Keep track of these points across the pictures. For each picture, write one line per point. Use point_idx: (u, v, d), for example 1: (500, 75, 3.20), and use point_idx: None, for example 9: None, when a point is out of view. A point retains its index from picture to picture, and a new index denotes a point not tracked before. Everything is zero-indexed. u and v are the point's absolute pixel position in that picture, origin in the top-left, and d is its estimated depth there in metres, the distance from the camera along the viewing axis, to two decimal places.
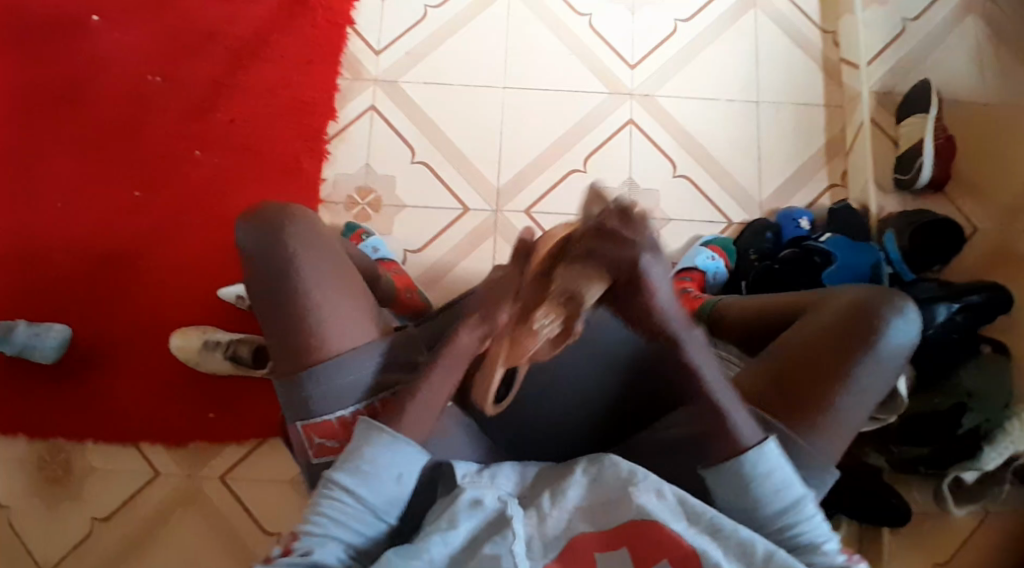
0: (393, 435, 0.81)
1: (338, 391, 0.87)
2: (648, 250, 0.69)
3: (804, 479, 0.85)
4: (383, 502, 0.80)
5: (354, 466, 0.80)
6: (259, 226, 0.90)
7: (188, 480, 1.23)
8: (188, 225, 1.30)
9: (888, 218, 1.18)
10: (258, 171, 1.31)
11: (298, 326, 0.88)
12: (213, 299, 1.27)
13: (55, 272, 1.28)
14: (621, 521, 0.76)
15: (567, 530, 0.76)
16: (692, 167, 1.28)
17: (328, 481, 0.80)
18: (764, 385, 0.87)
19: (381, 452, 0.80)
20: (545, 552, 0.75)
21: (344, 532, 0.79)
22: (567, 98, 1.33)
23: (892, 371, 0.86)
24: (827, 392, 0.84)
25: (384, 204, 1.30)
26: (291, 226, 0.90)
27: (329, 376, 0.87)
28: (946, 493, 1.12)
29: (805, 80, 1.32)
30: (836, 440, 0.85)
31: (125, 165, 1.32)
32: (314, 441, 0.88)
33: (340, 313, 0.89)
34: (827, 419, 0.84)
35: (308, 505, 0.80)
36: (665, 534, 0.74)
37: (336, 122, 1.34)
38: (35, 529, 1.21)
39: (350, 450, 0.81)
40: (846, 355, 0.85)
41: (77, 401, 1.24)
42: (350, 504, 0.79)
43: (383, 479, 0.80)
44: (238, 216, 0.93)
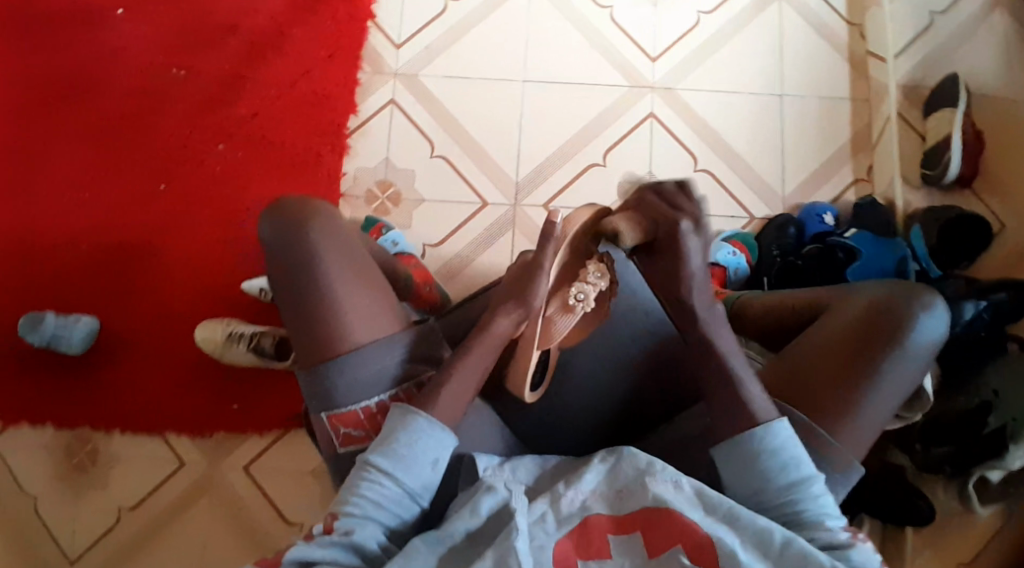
0: (427, 418, 0.82)
1: (364, 382, 0.88)
2: (691, 222, 0.81)
3: (827, 473, 0.84)
4: (419, 485, 0.81)
5: (391, 449, 0.81)
6: (282, 221, 0.91)
7: (212, 469, 1.24)
8: (211, 218, 1.31)
9: (915, 214, 1.17)
10: (280, 164, 1.32)
11: (318, 320, 0.89)
12: (236, 292, 1.28)
13: (81, 264, 1.29)
14: (639, 506, 0.76)
15: (582, 512, 0.76)
16: (714, 162, 1.27)
17: (365, 465, 0.81)
18: (786, 380, 0.87)
19: (419, 436, 0.81)
20: (560, 529, 0.75)
21: (382, 514, 0.79)
22: (588, 92, 1.32)
23: (917, 368, 0.85)
24: (850, 389, 0.84)
25: (404, 198, 1.30)
26: (312, 223, 0.91)
27: (353, 367, 0.87)
28: (970, 492, 1.07)
29: (830, 73, 1.30)
30: (858, 436, 0.85)
31: (150, 158, 1.33)
32: (339, 431, 0.89)
33: (361, 307, 0.89)
34: (848, 415, 0.84)
35: (346, 487, 0.80)
36: (680, 521, 0.74)
37: (357, 115, 1.35)
38: (61, 516, 1.23)
39: (387, 434, 0.82)
40: (870, 352, 0.84)
41: (103, 390, 1.26)
42: (388, 486, 0.80)
43: (420, 463, 0.81)
44: (262, 213, 0.95)
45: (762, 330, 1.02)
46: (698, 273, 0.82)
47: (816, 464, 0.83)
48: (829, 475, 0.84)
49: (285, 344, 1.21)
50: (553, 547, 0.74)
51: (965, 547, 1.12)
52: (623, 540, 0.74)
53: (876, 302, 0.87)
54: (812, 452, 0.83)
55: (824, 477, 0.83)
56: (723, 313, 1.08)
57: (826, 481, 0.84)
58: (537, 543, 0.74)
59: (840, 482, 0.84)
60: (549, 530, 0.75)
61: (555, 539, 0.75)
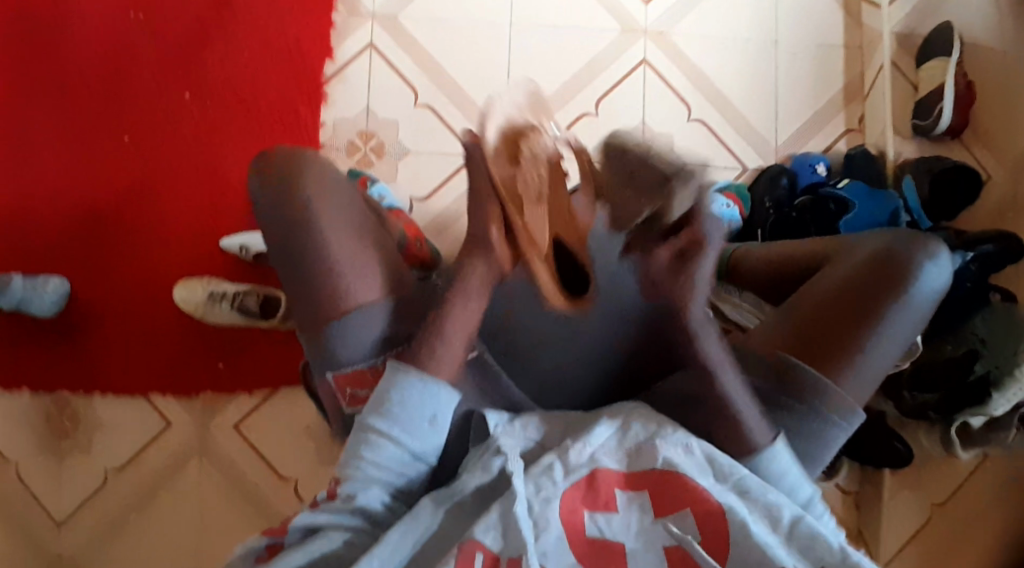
0: (421, 374, 0.81)
1: (357, 341, 0.86)
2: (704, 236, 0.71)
3: (833, 421, 0.85)
4: (420, 443, 0.81)
5: (386, 410, 0.80)
6: (274, 180, 0.90)
7: (201, 430, 1.22)
8: (183, 172, 1.24)
9: (905, 164, 1.17)
10: (254, 114, 1.26)
11: (311, 278, 0.87)
12: (214, 250, 1.23)
13: (46, 222, 1.23)
14: (649, 468, 0.77)
15: (591, 463, 0.77)
16: (707, 111, 1.26)
17: (362, 427, 0.81)
18: (795, 331, 0.87)
19: (410, 392, 0.80)
20: (568, 477, 0.76)
21: (384, 475, 0.80)
22: (578, 36, 1.27)
23: (922, 315, 0.87)
24: (857, 332, 0.85)
25: (387, 149, 1.26)
26: (307, 183, 0.88)
27: (343, 325, 0.85)
28: (952, 437, 1.11)
29: (824, 19, 1.28)
30: (864, 383, 0.86)
31: (112, 108, 1.25)
32: (346, 392, 0.88)
33: (356, 261, 0.87)
34: (858, 363, 0.85)
35: (345, 449, 0.81)
36: (690, 487, 0.76)
37: (333, 61, 1.28)
38: (47, 482, 1.20)
39: (379, 394, 0.81)
40: (877, 298, 0.85)
41: (79, 354, 1.22)
42: (387, 447, 0.80)
43: (416, 420, 0.81)
44: (250, 162, 0.93)
45: (759, 283, 1.02)
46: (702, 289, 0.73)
47: (823, 408, 0.84)
48: (835, 422, 0.85)
49: (270, 302, 1.19)
50: (560, 498, 0.75)
51: (946, 481, 1.18)
52: (630, 497, 0.76)
53: (880, 253, 0.88)
54: (819, 394, 0.84)
55: (829, 418, 0.85)
56: (721, 268, 1.07)
57: (829, 422, 0.85)
58: (544, 495, 0.75)
59: (842, 429, 0.86)
60: (556, 480, 0.76)
61: (561, 489, 0.76)
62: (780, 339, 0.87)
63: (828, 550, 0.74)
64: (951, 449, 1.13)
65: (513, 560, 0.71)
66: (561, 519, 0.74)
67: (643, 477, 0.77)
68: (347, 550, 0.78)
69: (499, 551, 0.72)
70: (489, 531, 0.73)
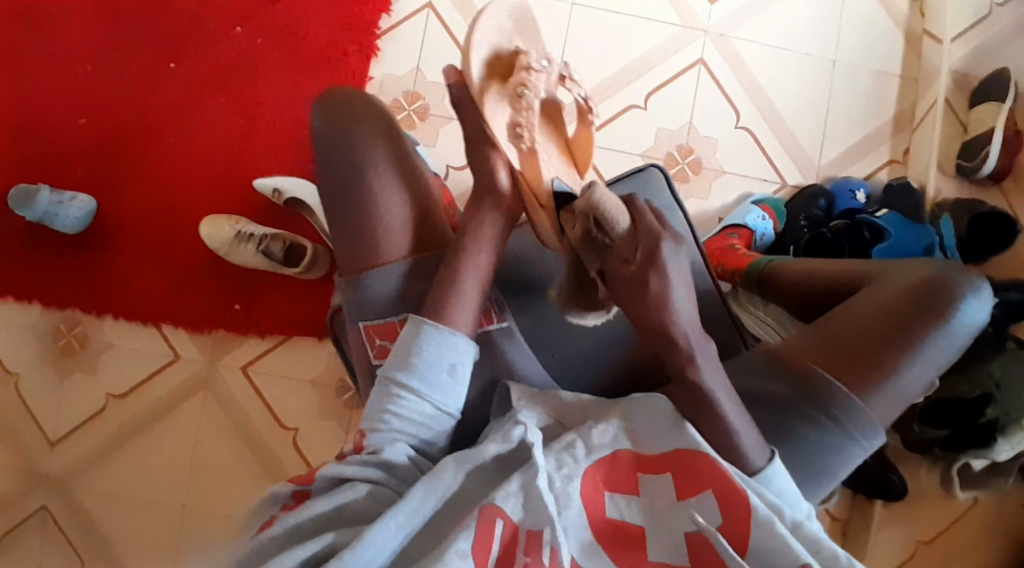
0: (436, 326, 0.82)
1: (387, 296, 0.89)
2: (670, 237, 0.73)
3: (856, 439, 0.87)
4: (441, 395, 0.81)
5: (407, 363, 0.81)
6: (332, 123, 0.91)
7: (209, 367, 1.21)
8: (225, 104, 1.23)
9: (945, 204, 1.17)
10: (302, 57, 1.24)
11: (359, 227, 0.89)
12: (246, 189, 1.22)
13: (81, 137, 1.22)
14: (665, 449, 0.77)
15: (613, 444, 0.78)
16: (755, 120, 1.25)
17: (385, 382, 0.81)
18: (831, 348, 0.89)
19: (430, 342, 0.81)
20: (590, 456, 0.77)
21: (407, 427, 0.80)
22: (639, 28, 1.26)
23: (957, 344, 0.89)
24: (889, 353, 0.87)
25: (431, 113, 1.24)
26: (362, 134, 0.90)
27: (378, 275, 0.88)
28: (953, 477, 1.16)
29: (885, 44, 1.27)
30: (893, 406, 0.88)
31: (161, 29, 1.23)
32: (376, 343, 0.89)
33: (404, 219, 0.90)
34: (888, 385, 0.87)
35: (373, 404, 0.82)
36: (713, 467, 0.75)
37: (389, 15, 1.26)
38: (47, 400, 1.20)
39: (402, 347, 0.82)
40: (910, 322, 0.88)
41: (97, 274, 1.20)
42: (409, 400, 0.80)
43: (436, 371, 0.81)
44: (313, 99, 0.94)
45: (789, 299, 1.04)
46: (682, 303, 0.73)
47: (849, 425, 0.87)
48: (858, 440, 0.88)
49: (295, 250, 1.18)
50: (581, 476, 0.76)
51: (936, 517, 1.21)
52: (651, 480, 0.76)
53: (922, 279, 0.90)
54: (846, 410, 0.87)
55: (856, 437, 0.87)
56: (751, 277, 1.10)
57: (856, 441, 0.88)
58: (566, 472, 0.75)
59: (863, 448, 0.89)
60: (578, 457, 0.77)
61: (583, 467, 0.76)
62: (815, 356, 0.90)
63: (831, 556, 0.73)
64: (950, 488, 1.18)
65: (533, 532, 0.71)
66: (582, 498, 0.75)
67: (661, 458, 0.77)
68: (372, 503, 0.76)
69: (519, 520, 0.72)
70: (509, 498, 0.73)
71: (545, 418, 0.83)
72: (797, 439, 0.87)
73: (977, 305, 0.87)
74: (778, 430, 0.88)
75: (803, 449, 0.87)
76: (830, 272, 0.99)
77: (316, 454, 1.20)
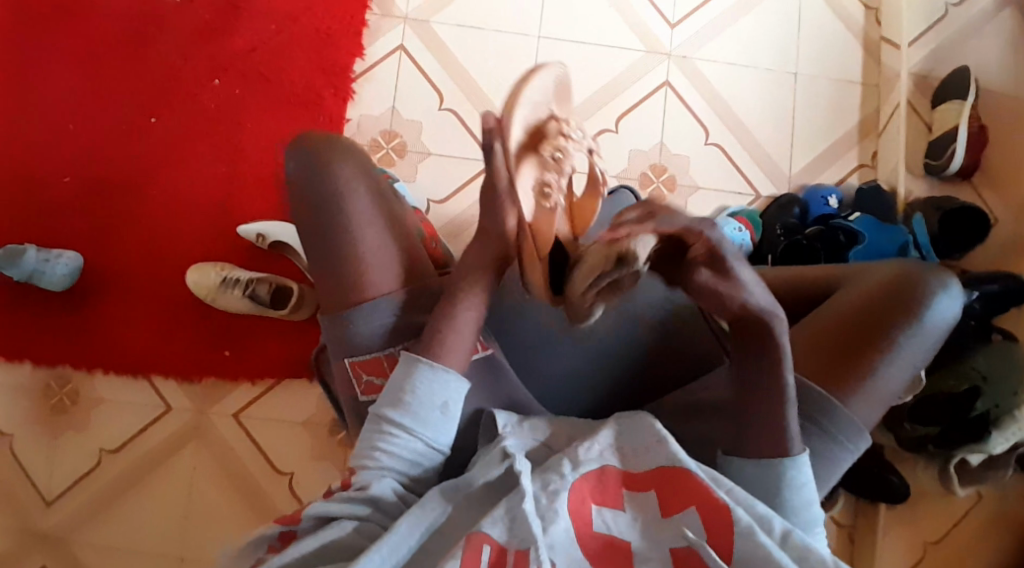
0: (431, 364, 0.83)
1: (370, 331, 0.89)
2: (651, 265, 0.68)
3: (841, 441, 0.88)
4: (433, 431, 0.82)
5: (399, 401, 0.82)
6: (308, 163, 0.91)
7: (199, 416, 1.22)
8: (205, 155, 1.26)
9: (916, 203, 1.20)
10: (278, 104, 1.27)
11: (340, 262, 0.90)
12: (230, 236, 1.24)
13: (66, 195, 1.24)
14: (654, 465, 0.78)
15: (600, 459, 0.78)
16: (724, 136, 1.28)
17: (377, 420, 0.82)
18: (808, 354, 0.91)
19: (422, 382, 0.82)
20: (578, 469, 0.77)
21: (398, 464, 0.81)
22: (605, 55, 1.30)
23: (931, 342, 0.90)
24: (865, 354, 0.89)
25: (409, 150, 1.27)
26: (341, 172, 0.91)
27: (362, 313, 0.89)
28: (951, 473, 1.16)
29: (844, 54, 1.31)
30: (876, 406, 0.90)
31: (140, 87, 1.27)
32: (363, 379, 0.91)
33: (384, 255, 0.90)
34: (869, 385, 0.88)
35: (364, 442, 0.82)
36: (694, 480, 0.75)
37: (362, 59, 1.30)
38: (40, 459, 1.20)
39: (394, 386, 0.83)
40: (884, 321, 0.90)
41: (85, 331, 1.21)
42: (402, 438, 0.81)
43: (429, 409, 0.82)
44: (287, 143, 0.95)
45: None
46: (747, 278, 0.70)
47: (835, 431, 0.87)
48: (844, 443, 0.88)
49: (281, 292, 1.19)
50: (569, 490, 0.75)
51: (941, 518, 1.20)
52: (638, 496, 0.76)
53: (893, 279, 0.92)
54: (830, 415, 0.87)
55: (841, 440, 0.88)
56: None
57: (841, 444, 0.88)
58: (552, 488, 0.75)
59: (850, 451, 0.89)
60: (565, 473, 0.77)
61: (570, 484, 0.76)
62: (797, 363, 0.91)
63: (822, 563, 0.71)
64: (949, 486, 1.18)
65: (520, 552, 0.71)
66: (570, 513, 0.74)
67: (648, 476, 0.77)
68: (359, 539, 0.76)
69: (505, 542, 0.72)
70: (496, 524, 0.73)
71: (532, 439, 0.83)
72: None
73: (951, 300, 0.90)
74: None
75: None
76: (804, 284, 1.00)
77: (311, 493, 1.19)
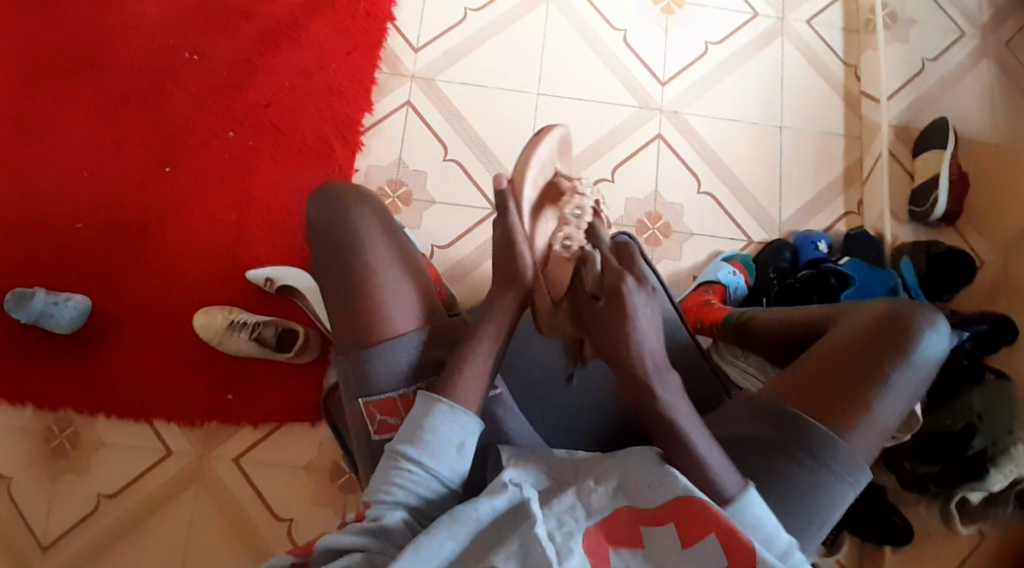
0: (450, 405, 0.84)
1: (387, 372, 0.90)
2: (631, 277, 0.77)
3: (840, 475, 0.90)
4: (448, 467, 0.83)
5: (417, 438, 0.83)
6: (330, 209, 0.95)
7: (199, 460, 1.21)
8: (215, 203, 1.29)
9: (903, 246, 1.25)
10: (288, 156, 1.31)
11: (352, 297, 0.92)
12: (238, 281, 1.27)
13: (76, 241, 1.26)
14: (667, 499, 0.78)
15: (612, 503, 0.79)
16: (716, 184, 1.34)
17: (394, 455, 0.83)
18: (808, 391, 0.93)
19: (441, 420, 0.83)
20: (590, 517, 0.78)
21: (413, 499, 0.81)
22: (601, 109, 1.36)
23: (924, 376, 0.93)
24: (862, 391, 0.91)
25: (414, 198, 1.31)
26: (356, 214, 0.95)
27: (379, 353, 0.90)
28: (953, 511, 1.17)
29: (828, 108, 1.38)
30: (871, 440, 0.92)
31: (155, 139, 1.31)
32: (375, 417, 0.91)
33: (400, 296, 0.93)
34: (864, 418, 0.91)
35: (379, 475, 0.83)
36: (708, 513, 0.76)
37: (371, 113, 1.35)
38: (37, 504, 1.18)
39: (413, 421, 0.84)
40: (878, 356, 0.92)
41: (89, 374, 1.22)
42: (418, 473, 0.82)
43: (446, 448, 0.83)
44: (308, 194, 0.99)
45: (769, 348, 1.07)
46: (644, 333, 0.77)
47: (833, 464, 0.90)
48: (843, 477, 0.91)
49: (288, 334, 1.21)
50: (583, 533, 0.77)
51: (944, 559, 1.21)
52: (657, 531, 0.77)
53: (885, 316, 0.95)
54: (829, 449, 0.90)
55: (841, 476, 0.90)
56: (727, 329, 1.15)
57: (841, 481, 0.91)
58: (566, 529, 0.77)
59: (851, 486, 0.91)
60: (579, 518, 0.78)
61: (584, 526, 0.78)
62: (797, 400, 0.93)
63: None
64: (952, 524, 1.19)
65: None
66: (585, 550, 0.76)
67: (664, 508, 0.78)
68: None
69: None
70: (510, 560, 0.74)
71: (538, 471, 0.84)
72: (786, 482, 0.90)
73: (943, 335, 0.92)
74: (765, 474, 0.90)
75: (794, 492, 0.90)
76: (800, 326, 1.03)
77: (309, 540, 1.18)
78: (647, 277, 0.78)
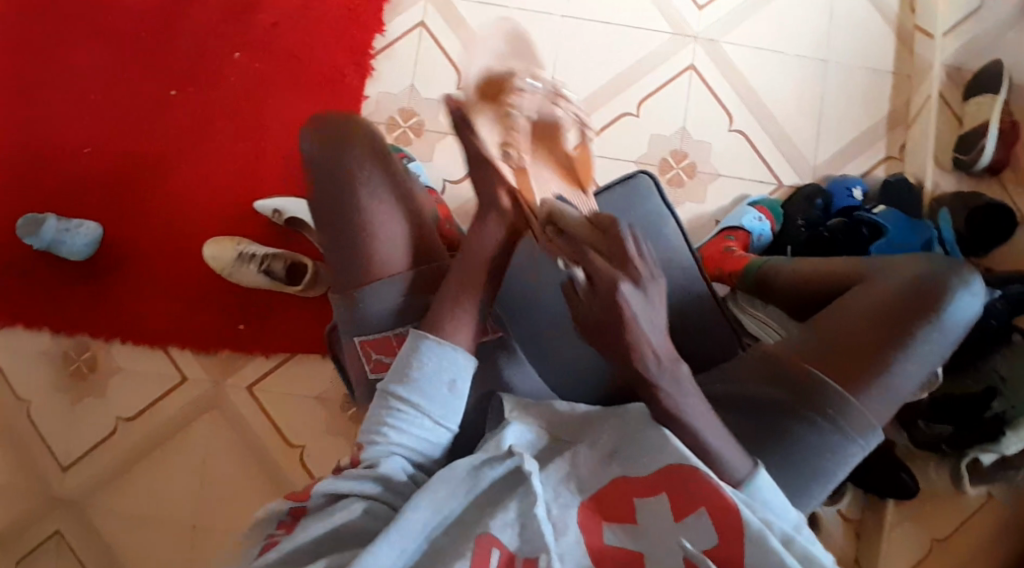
0: (437, 340, 0.82)
1: (381, 313, 0.88)
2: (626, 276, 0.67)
3: (852, 434, 0.88)
4: (440, 408, 0.81)
5: (407, 377, 0.81)
6: (323, 150, 0.91)
7: (214, 387, 1.23)
8: (224, 127, 1.26)
9: (943, 198, 1.17)
10: (296, 79, 1.26)
11: (343, 242, 0.89)
12: (249, 212, 1.24)
13: (87, 165, 1.24)
14: (660, 467, 0.76)
15: (607, 473, 0.78)
16: (748, 123, 1.26)
17: (385, 396, 0.81)
18: (824, 347, 0.90)
19: (429, 358, 0.81)
20: (581, 493, 0.77)
21: (407, 441, 0.80)
22: (630, 36, 1.27)
23: (951, 340, 0.89)
24: (882, 354, 0.88)
25: (427, 129, 1.27)
26: (352, 155, 0.91)
27: (371, 294, 0.88)
28: (963, 472, 1.13)
29: (875, 40, 1.28)
30: (887, 402, 0.88)
31: (162, 58, 1.27)
32: (372, 357, 0.90)
33: (394, 237, 0.90)
34: (882, 381, 0.87)
35: (372, 417, 0.81)
36: (703, 486, 0.74)
37: (383, 36, 1.29)
38: (57, 425, 1.22)
39: (402, 361, 0.82)
40: (903, 317, 0.88)
41: (103, 301, 1.23)
42: (410, 414, 0.80)
43: (435, 385, 0.81)
44: (302, 125, 0.95)
45: (787, 294, 1.03)
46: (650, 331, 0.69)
47: (842, 423, 0.87)
48: (853, 438, 0.88)
49: (298, 268, 1.19)
50: (577, 506, 0.76)
51: (948, 517, 1.21)
52: (650, 502, 0.76)
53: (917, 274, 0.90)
54: (841, 409, 0.87)
55: (851, 437, 0.88)
56: (748, 278, 1.10)
57: (851, 440, 0.88)
58: (563, 501, 0.76)
59: (861, 446, 0.89)
60: (572, 492, 0.77)
61: (578, 501, 0.77)
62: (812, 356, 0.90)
63: None
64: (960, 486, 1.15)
65: (529, 560, 0.71)
66: (578, 526, 0.75)
67: (654, 477, 0.76)
68: (368, 520, 0.76)
69: (515, 550, 0.72)
70: (506, 529, 0.73)
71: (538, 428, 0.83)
72: (792, 440, 0.88)
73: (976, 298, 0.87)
74: (774, 433, 0.88)
75: (798, 449, 0.88)
76: (828, 275, 0.98)
77: (323, 469, 1.21)
78: (645, 274, 0.68)
